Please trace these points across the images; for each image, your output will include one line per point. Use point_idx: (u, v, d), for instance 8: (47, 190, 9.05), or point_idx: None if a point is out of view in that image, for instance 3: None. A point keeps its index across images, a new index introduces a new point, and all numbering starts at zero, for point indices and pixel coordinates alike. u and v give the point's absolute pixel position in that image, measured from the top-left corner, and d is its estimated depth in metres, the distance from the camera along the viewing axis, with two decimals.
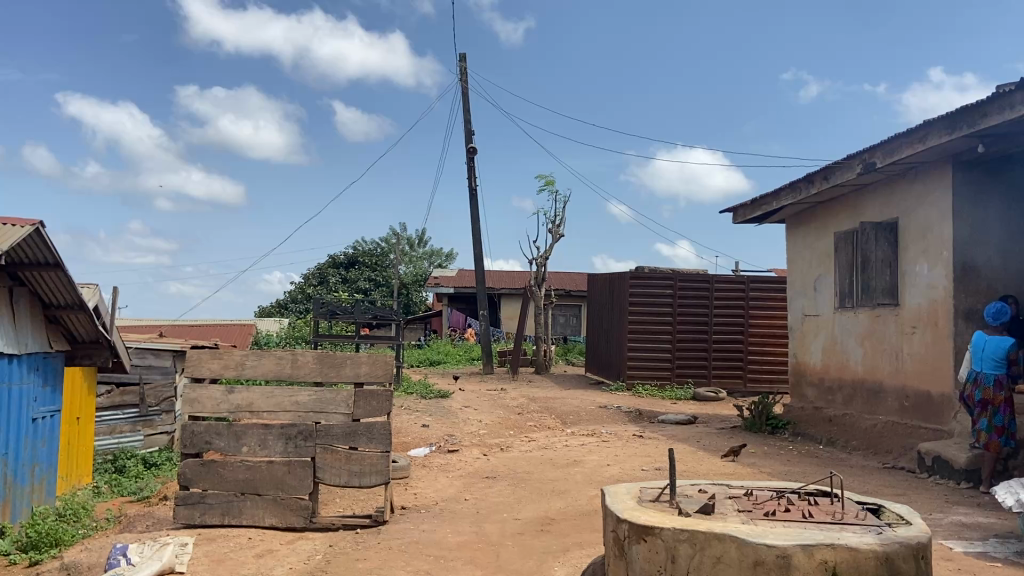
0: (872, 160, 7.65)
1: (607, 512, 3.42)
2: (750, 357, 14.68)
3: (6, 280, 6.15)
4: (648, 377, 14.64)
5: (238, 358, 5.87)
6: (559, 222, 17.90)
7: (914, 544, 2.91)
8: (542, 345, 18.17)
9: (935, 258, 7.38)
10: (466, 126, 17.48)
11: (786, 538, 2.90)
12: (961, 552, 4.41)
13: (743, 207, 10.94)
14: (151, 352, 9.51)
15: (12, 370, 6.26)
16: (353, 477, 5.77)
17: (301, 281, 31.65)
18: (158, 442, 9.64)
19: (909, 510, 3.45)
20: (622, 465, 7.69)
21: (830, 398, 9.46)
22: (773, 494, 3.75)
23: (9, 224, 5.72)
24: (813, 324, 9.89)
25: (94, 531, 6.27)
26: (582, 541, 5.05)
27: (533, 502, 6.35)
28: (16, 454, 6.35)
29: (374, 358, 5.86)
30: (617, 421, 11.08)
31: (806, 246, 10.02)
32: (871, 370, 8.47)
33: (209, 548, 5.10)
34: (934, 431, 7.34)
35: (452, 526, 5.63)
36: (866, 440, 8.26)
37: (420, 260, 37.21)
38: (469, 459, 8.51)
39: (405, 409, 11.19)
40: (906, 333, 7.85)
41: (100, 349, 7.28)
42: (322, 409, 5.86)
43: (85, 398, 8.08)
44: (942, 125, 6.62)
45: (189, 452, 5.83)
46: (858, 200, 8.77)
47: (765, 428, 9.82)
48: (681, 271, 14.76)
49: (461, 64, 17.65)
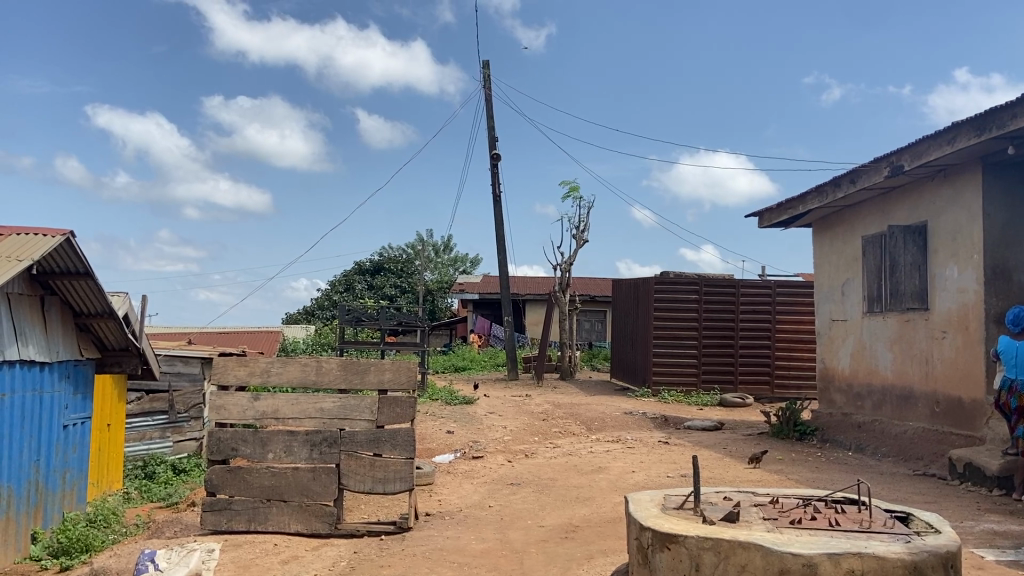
0: (900, 163, 7.55)
1: (630, 520, 3.41)
2: (777, 362, 14.57)
3: (37, 289, 6.26)
4: (674, 383, 14.51)
5: (263, 365, 5.92)
6: (583, 227, 17.82)
7: (943, 552, 2.87)
8: (567, 351, 18.14)
9: (965, 262, 7.27)
10: (490, 133, 17.52)
11: (812, 546, 2.86)
12: (993, 561, 4.31)
13: (768, 211, 10.84)
14: (179, 359, 9.64)
15: (43, 377, 6.36)
16: (377, 483, 5.79)
17: (328, 288, 31.88)
18: (187, 448, 9.76)
19: (938, 519, 3.40)
20: (648, 471, 7.63)
21: (858, 404, 9.32)
22: (799, 502, 3.71)
23: (39, 235, 5.80)
24: (841, 329, 9.77)
25: (124, 537, 6.36)
26: (606, 549, 5.02)
27: (557, 510, 6.32)
28: (48, 461, 6.44)
29: (398, 364, 5.89)
30: (642, 427, 11.02)
31: (833, 251, 9.92)
32: (901, 375, 8.35)
33: (235, 554, 5.15)
34: (965, 438, 7.21)
35: (476, 533, 5.64)
36: (896, 446, 8.11)
37: (446, 267, 37.30)
38: (494, 465, 8.51)
39: (430, 415, 11.23)
40: (936, 338, 7.73)
41: (130, 356, 7.38)
42: (347, 415, 5.91)
43: (115, 405, 8.20)
44: (970, 127, 6.53)
45: (216, 458, 5.88)
46: (886, 204, 8.67)
47: (793, 433, 9.69)
48: (707, 277, 14.64)
49: (485, 71, 17.70)
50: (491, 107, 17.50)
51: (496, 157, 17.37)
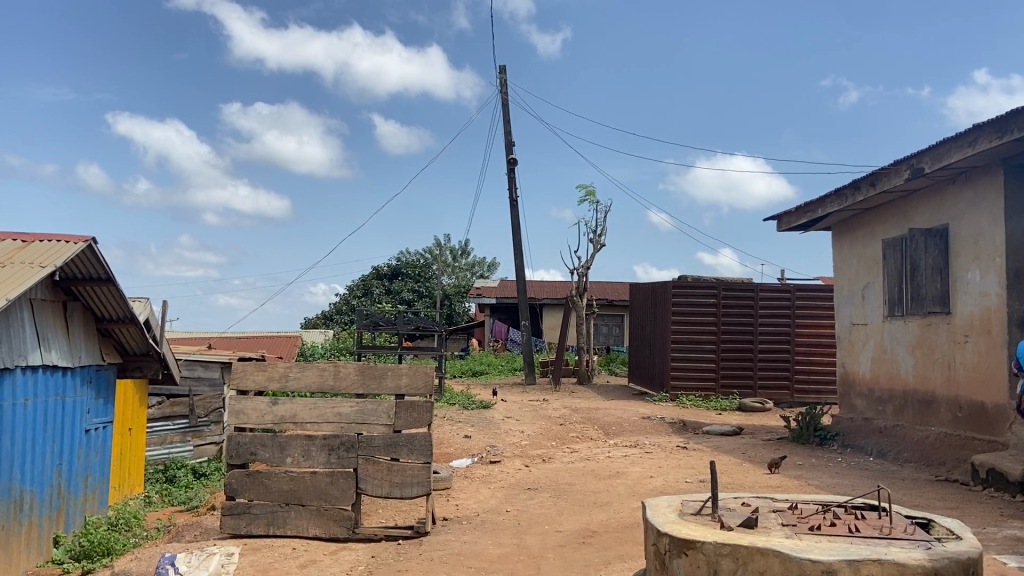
0: (920, 165, 7.48)
1: (648, 526, 3.39)
2: (797, 366, 14.47)
3: (60, 294, 6.33)
4: (692, 387, 14.44)
5: (282, 369, 5.95)
6: (601, 231, 17.79)
7: (965, 559, 2.84)
8: (584, 355, 18.11)
9: (988, 265, 7.19)
10: (507, 138, 17.54)
11: (831, 553, 2.84)
12: (1015, 568, 4.25)
13: (787, 215, 10.79)
14: (199, 364, 9.72)
15: (66, 382, 6.44)
16: (394, 488, 5.80)
17: (347, 293, 32.05)
18: (207, 452, 9.83)
19: (959, 526, 3.37)
20: (666, 476, 7.60)
21: (880, 409, 9.23)
22: (819, 508, 3.68)
23: (62, 242, 5.87)
24: (861, 333, 9.68)
25: (144, 540, 6.42)
26: (624, 554, 4.99)
27: (574, 515, 6.31)
28: (70, 465, 6.51)
29: (415, 368, 5.91)
30: (660, 432, 10.98)
31: (853, 254, 9.85)
32: (923, 380, 8.26)
33: (255, 558, 5.19)
34: (988, 443, 7.11)
35: (494, 538, 5.64)
36: (918, 452, 8.00)
37: (464, 272, 37.37)
38: (512, 470, 8.50)
39: (448, 419, 11.26)
40: (958, 342, 7.64)
41: (151, 361, 7.48)
42: (365, 419, 5.93)
43: (136, 409, 8.28)
44: (992, 129, 6.46)
45: (235, 463, 5.91)
46: (906, 207, 8.59)
47: (813, 438, 9.58)
48: (725, 280, 14.57)
49: (502, 76, 17.74)
50: (508, 112, 17.52)
51: (513, 161, 17.38)
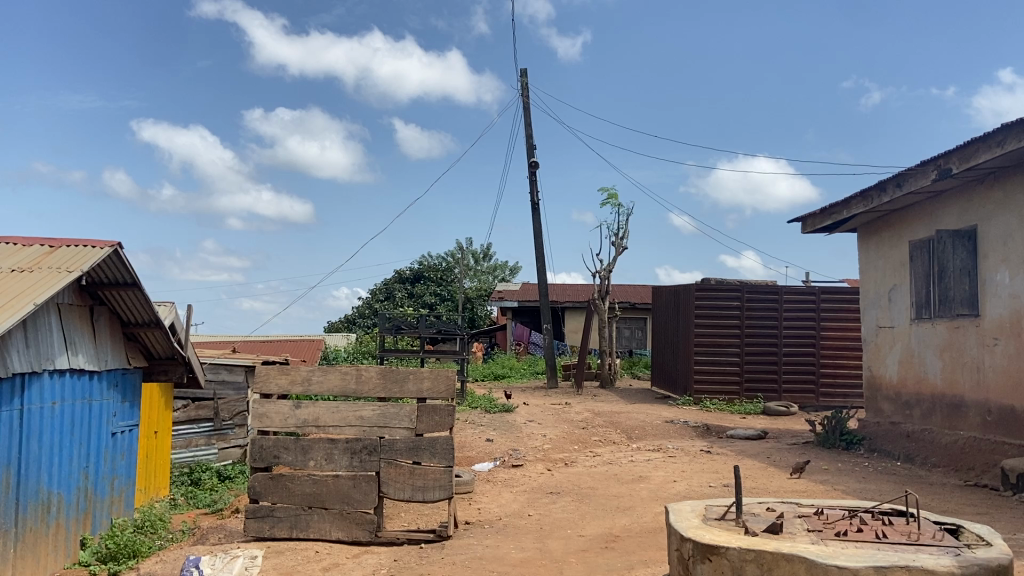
0: (948, 166, 7.37)
1: (670, 531, 3.36)
2: (822, 370, 14.31)
3: (87, 299, 6.41)
4: (716, 391, 14.33)
5: (305, 373, 5.99)
6: (623, 234, 17.70)
7: (995, 566, 2.78)
8: (607, 358, 18.03)
9: (1017, 266, 7.07)
10: (528, 141, 17.53)
11: (857, 560, 2.79)
12: None
13: (812, 216, 10.66)
14: (224, 368, 9.79)
15: (92, 386, 6.52)
16: (416, 491, 5.80)
17: (370, 297, 32.21)
18: (231, 455, 9.92)
19: (990, 532, 3.30)
20: (689, 481, 7.53)
21: (907, 413, 9.11)
22: (845, 514, 3.62)
23: (89, 247, 5.93)
24: (888, 336, 9.56)
25: (170, 543, 6.47)
26: (647, 559, 4.96)
27: (596, 519, 6.27)
28: (97, 467, 6.58)
29: (436, 372, 5.89)
30: (684, 436, 10.90)
31: (879, 256, 9.72)
32: (952, 384, 8.13)
33: (277, 560, 5.21)
34: (1017, 448, 6.98)
35: (515, 542, 5.62)
36: (946, 456, 7.87)
37: (486, 275, 37.41)
38: (534, 474, 8.48)
39: (470, 423, 11.27)
40: (987, 345, 7.52)
41: (175, 365, 7.53)
42: (386, 423, 5.94)
43: (162, 412, 8.36)
44: (1021, 129, 6.35)
45: (258, 466, 5.94)
46: (934, 207, 8.46)
47: (839, 443, 9.41)
48: (749, 283, 14.45)
49: (523, 79, 17.72)
50: (529, 115, 17.51)
51: (535, 165, 17.36)
